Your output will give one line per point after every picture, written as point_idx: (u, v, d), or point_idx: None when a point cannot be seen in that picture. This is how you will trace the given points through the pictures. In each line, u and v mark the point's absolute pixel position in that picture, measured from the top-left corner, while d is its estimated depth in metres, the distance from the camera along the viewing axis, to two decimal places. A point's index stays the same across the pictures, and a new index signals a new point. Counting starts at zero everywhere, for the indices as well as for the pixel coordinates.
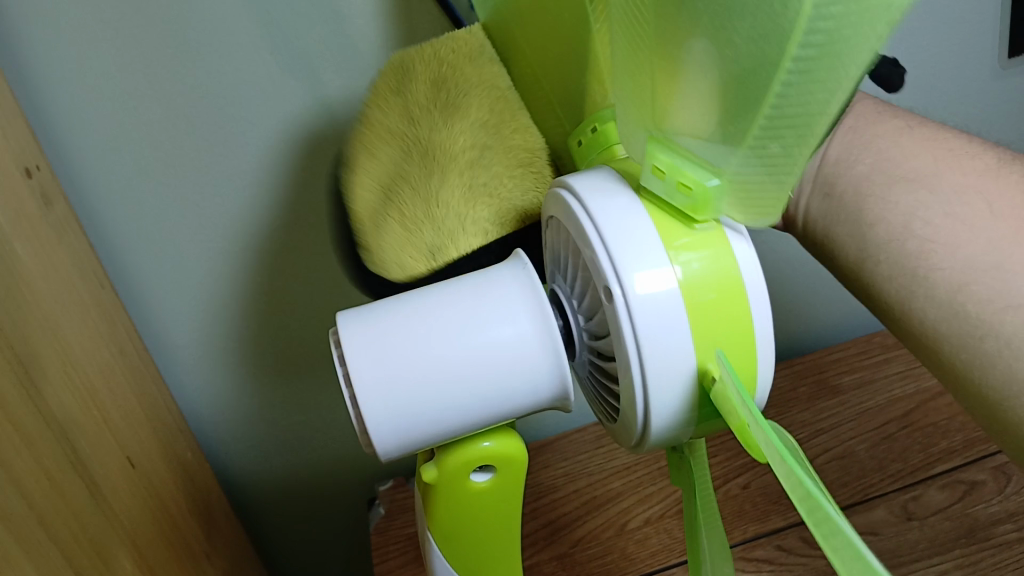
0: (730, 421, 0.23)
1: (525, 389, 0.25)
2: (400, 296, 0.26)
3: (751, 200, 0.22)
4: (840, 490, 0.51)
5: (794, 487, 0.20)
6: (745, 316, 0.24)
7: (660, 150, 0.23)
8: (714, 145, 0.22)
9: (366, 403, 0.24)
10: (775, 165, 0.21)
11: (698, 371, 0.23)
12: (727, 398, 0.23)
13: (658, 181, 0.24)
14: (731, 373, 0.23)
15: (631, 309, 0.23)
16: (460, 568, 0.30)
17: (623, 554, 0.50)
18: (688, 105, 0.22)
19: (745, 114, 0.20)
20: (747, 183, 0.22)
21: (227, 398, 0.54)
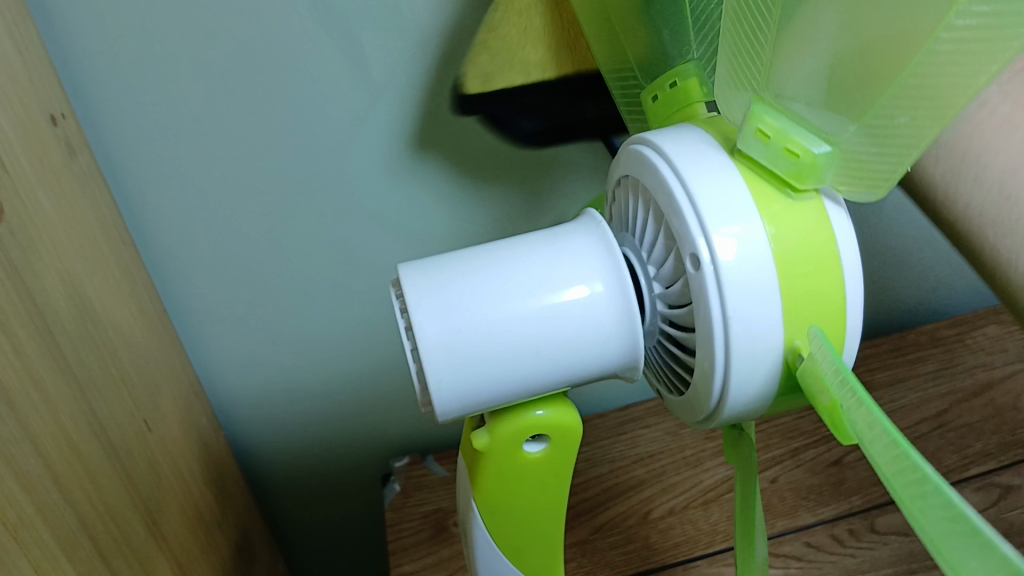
0: (819, 402, 0.22)
1: (593, 352, 0.24)
2: (467, 250, 0.25)
3: (862, 172, 0.22)
4: (873, 488, 0.50)
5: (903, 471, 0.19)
6: (839, 286, 0.23)
7: (765, 112, 0.23)
8: (830, 111, 0.22)
9: (431, 360, 0.22)
10: (894, 142, 0.21)
11: (788, 349, 0.23)
12: (818, 378, 0.22)
13: (760, 144, 0.23)
14: (829, 352, 0.22)
15: (721, 276, 0.22)
16: (501, 542, 0.28)
17: (646, 544, 0.48)
18: (806, 70, 0.22)
19: (878, 78, 0.20)
20: (862, 155, 0.22)
21: (245, 365, 0.53)
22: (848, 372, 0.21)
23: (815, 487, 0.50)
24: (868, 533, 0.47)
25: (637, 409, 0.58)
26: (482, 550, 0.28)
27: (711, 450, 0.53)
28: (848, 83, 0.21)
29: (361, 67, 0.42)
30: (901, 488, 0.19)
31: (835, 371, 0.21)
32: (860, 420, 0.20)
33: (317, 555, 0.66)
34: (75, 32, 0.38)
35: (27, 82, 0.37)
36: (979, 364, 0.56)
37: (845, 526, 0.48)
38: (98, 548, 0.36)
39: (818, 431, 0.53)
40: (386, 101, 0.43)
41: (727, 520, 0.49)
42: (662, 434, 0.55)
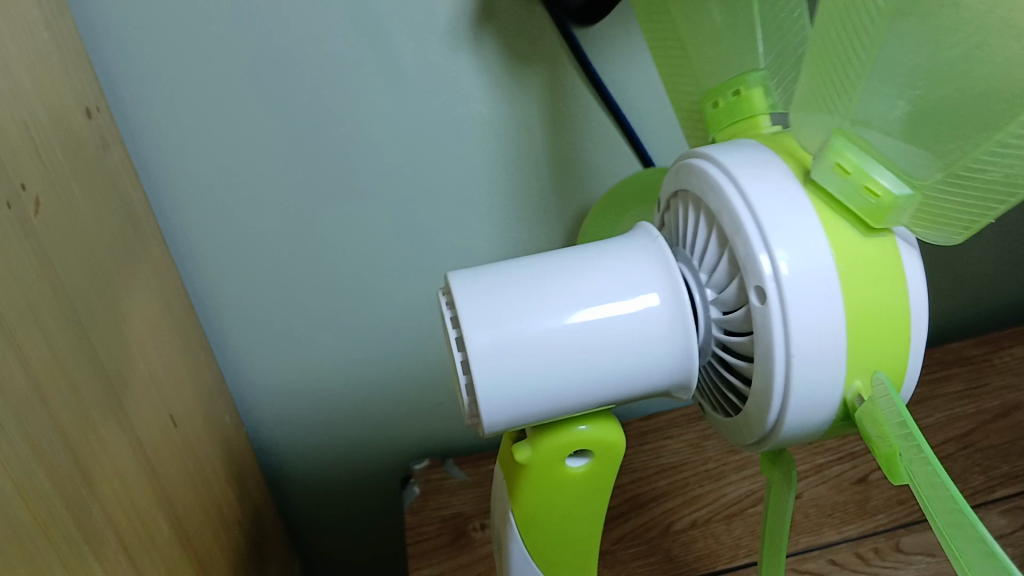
0: (876, 444, 0.22)
1: (643, 368, 0.24)
2: (520, 259, 0.25)
3: (943, 215, 0.22)
4: (898, 507, 0.49)
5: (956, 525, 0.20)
6: (903, 326, 0.23)
7: (845, 146, 0.22)
8: (915, 156, 0.22)
9: (481, 373, 0.23)
10: (982, 192, 0.21)
11: (846, 390, 0.23)
12: (878, 421, 0.22)
13: (837, 178, 0.22)
14: (889, 392, 0.22)
15: (788, 313, 0.22)
16: (537, 556, 0.28)
17: (669, 556, 0.48)
18: (892, 114, 0.22)
19: (974, 136, 0.20)
20: (945, 201, 0.22)
21: (270, 364, 0.53)
22: (907, 418, 0.21)
23: (840, 505, 0.50)
24: (893, 553, 0.46)
25: (659, 419, 0.57)
26: (517, 564, 0.28)
27: (734, 464, 0.53)
28: (931, 140, 0.21)
29: (395, 68, 0.42)
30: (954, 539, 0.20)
31: (894, 414, 0.21)
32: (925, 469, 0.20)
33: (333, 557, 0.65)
34: (114, 25, 0.38)
35: (64, 74, 0.36)
36: (1006, 385, 0.56)
37: (870, 545, 0.47)
38: (124, 545, 0.35)
39: (843, 448, 0.53)
40: (422, 103, 0.43)
41: (750, 535, 0.49)
42: (684, 446, 0.55)
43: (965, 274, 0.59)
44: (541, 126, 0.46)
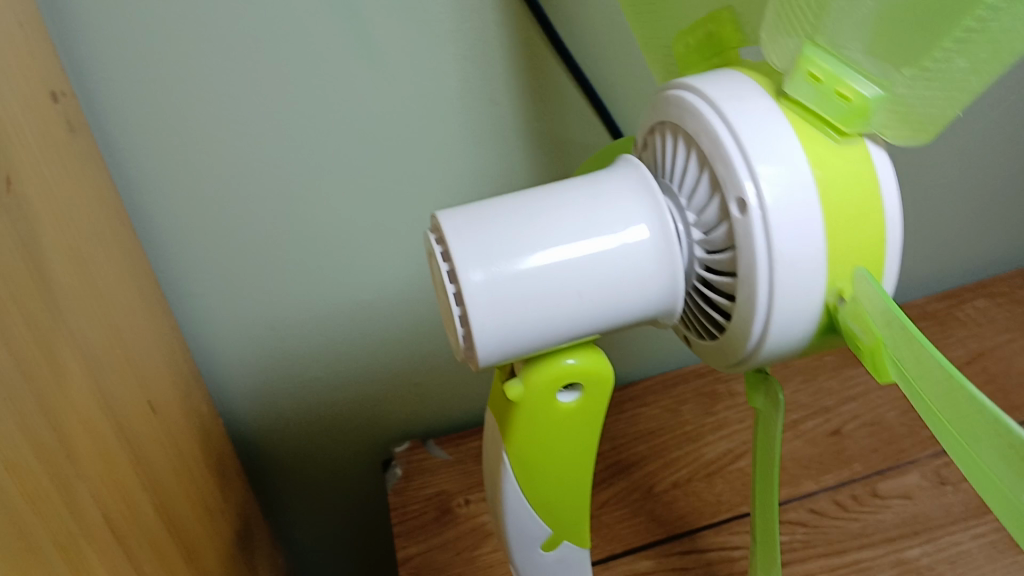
0: (860, 342, 0.23)
1: (631, 295, 0.25)
2: (506, 195, 0.25)
3: (912, 116, 0.22)
4: (873, 455, 0.50)
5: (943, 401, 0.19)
6: (879, 234, 0.23)
7: (816, 54, 0.23)
8: (880, 57, 0.21)
9: (474, 305, 0.23)
10: (947, 86, 0.20)
11: (829, 292, 0.24)
12: (863, 317, 0.22)
13: (811, 88, 0.23)
14: (871, 288, 0.22)
15: (768, 222, 0.23)
16: (532, 496, 0.28)
17: (653, 517, 0.49)
18: (855, 17, 0.21)
19: (933, 29, 0.19)
20: (913, 100, 0.21)
21: (247, 355, 0.52)
22: (892, 306, 0.21)
23: (817, 457, 0.51)
24: (871, 498, 0.48)
25: (637, 387, 0.58)
26: (512, 505, 0.28)
27: (711, 427, 0.54)
28: (897, 35, 0.20)
29: (363, 44, 0.42)
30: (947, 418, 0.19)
31: (878, 307, 0.22)
32: (904, 351, 0.20)
33: (316, 547, 0.65)
34: (77, 7, 0.38)
35: (29, 57, 0.36)
36: (971, 335, 0.57)
37: (848, 493, 0.48)
38: (112, 524, 0.35)
39: (816, 404, 0.54)
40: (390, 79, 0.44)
41: (731, 491, 0.49)
42: (662, 411, 0.56)
43: (928, 230, 0.60)
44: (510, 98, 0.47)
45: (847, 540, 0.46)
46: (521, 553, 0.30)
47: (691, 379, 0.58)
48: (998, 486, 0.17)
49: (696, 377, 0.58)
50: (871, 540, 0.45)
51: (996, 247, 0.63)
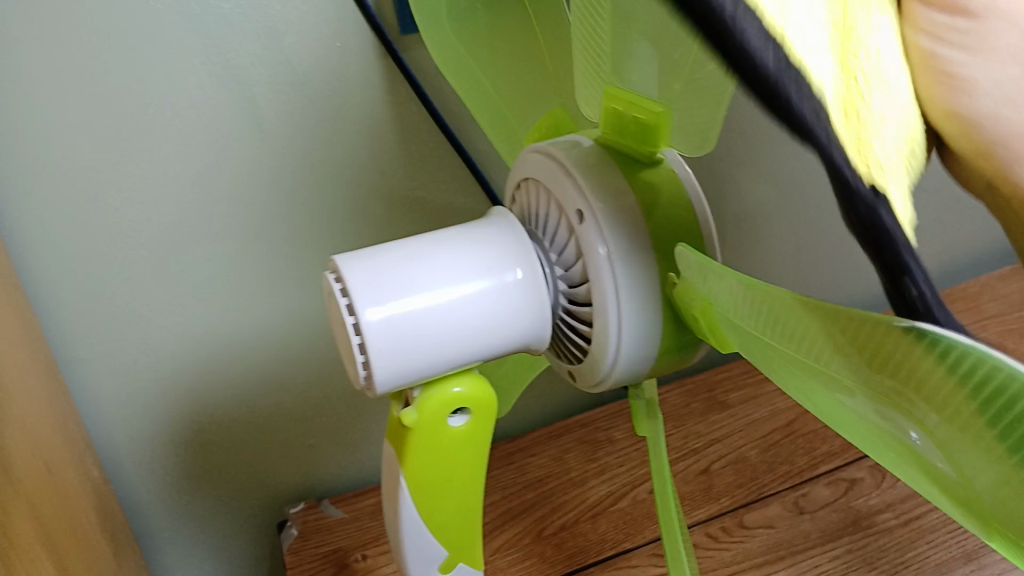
0: (693, 310, 0.26)
1: (509, 326, 0.28)
2: (394, 242, 0.29)
3: (691, 133, 0.26)
4: (737, 490, 0.55)
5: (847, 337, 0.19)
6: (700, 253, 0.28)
7: (613, 94, 0.27)
8: (651, 91, 0.25)
9: (374, 337, 0.26)
10: (701, 113, 0.24)
11: (664, 287, 0.27)
12: (689, 290, 0.26)
13: (619, 122, 0.28)
14: (691, 255, 0.26)
15: (611, 256, 0.27)
16: (427, 518, 0.31)
17: (542, 558, 0.52)
18: (624, 66, 0.25)
19: (667, 77, 0.23)
20: (685, 122, 0.25)
21: (138, 428, 0.53)
22: (701, 267, 0.25)
23: (689, 494, 0.55)
24: (738, 529, 0.52)
25: (522, 441, 0.62)
26: (409, 529, 0.31)
27: (593, 471, 0.58)
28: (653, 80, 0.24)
29: (254, 115, 0.47)
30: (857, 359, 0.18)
31: (694, 274, 0.26)
32: (745, 300, 0.23)
33: None
34: None
35: None
36: None
37: (717, 525, 0.53)
38: None
39: (686, 446, 0.59)
40: (282, 149, 0.48)
41: (613, 530, 0.53)
42: (548, 460, 0.60)
43: None
44: (395, 165, 0.52)
45: (719, 567, 0.50)
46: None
47: (573, 430, 0.62)
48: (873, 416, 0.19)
49: (579, 427, 0.63)
50: (740, 565, 0.49)
51: None
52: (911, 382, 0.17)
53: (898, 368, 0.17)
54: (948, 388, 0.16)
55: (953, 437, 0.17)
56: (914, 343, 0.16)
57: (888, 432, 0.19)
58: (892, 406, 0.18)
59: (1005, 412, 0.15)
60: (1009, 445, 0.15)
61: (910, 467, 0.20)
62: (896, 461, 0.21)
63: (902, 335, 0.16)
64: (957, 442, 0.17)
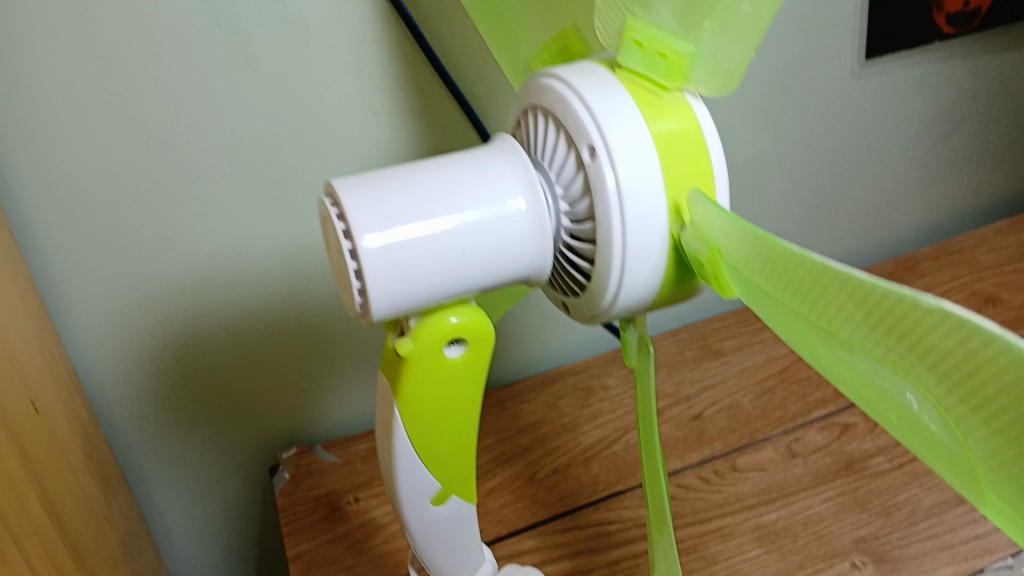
0: (698, 250, 0.25)
1: (509, 259, 0.27)
2: (393, 167, 0.27)
3: (720, 68, 0.26)
4: (730, 434, 0.55)
5: (854, 297, 0.19)
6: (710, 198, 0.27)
7: (638, 24, 0.27)
8: (687, 16, 0.25)
9: (370, 264, 0.25)
10: (741, 31, 0.25)
11: (671, 229, 0.26)
12: (700, 227, 0.25)
13: (638, 53, 0.27)
14: (707, 204, 0.25)
15: (623, 200, 0.25)
16: (421, 448, 0.31)
17: (535, 499, 0.52)
18: None
19: None
20: (718, 51, 0.26)
21: (131, 370, 0.52)
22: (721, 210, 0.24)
23: (682, 438, 0.55)
24: (730, 472, 0.52)
25: (516, 388, 0.62)
26: (402, 460, 0.31)
27: (587, 417, 0.58)
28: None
29: (246, 54, 0.46)
30: (866, 318, 0.19)
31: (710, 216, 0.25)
32: (755, 256, 0.23)
33: None
34: None
35: None
36: None
37: (710, 468, 0.53)
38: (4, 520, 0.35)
39: (679, 392, 0.59)
40: (274, 90, 0.47)
41: (605, 472, 0.53)
42: (542, 406, 0.60)
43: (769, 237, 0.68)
44: (391, 108, 0.50)
45: (710, 508, 0.50)
46: (412, 510, 0.32)
47: (567, 377, 0.62)
48: (875, 376, 0.19)
49: (571, 373, 0.63)
50: (731, 506, 0.50)
51: (828, 251, 0.71)
52: (937, 369, 0.17)
53: (928, 349, 0.17)
54: (975, 381, 0.16)
55: (971, 429, 0.17)
56: (941, 320, 0.16)
57: (902, 408, 0.19)
58: (895, 370, 0.18)
59: (1004, 390, 0.15)
60: (1000, 423, 0.16)
61: (911, 436, 0.20)
62: (897, 431, 0.21)
63: (939, 325, 0.16)
64: (950, 408, 0.17)
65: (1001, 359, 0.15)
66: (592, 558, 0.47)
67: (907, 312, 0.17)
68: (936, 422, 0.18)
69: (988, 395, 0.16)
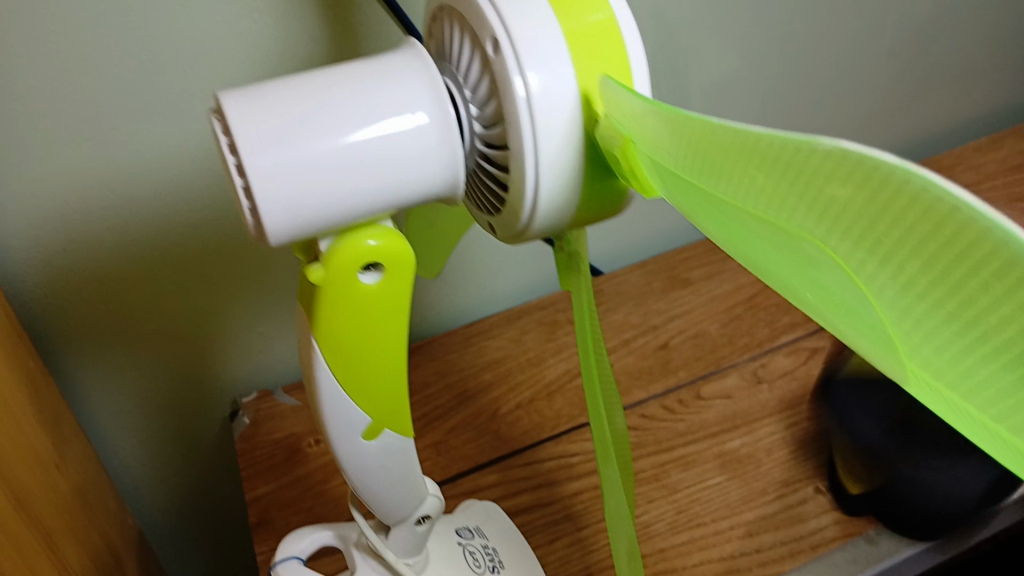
0: (613, 149, 0.24)
1: (415, 174, 0.26)
2: (289, 76, 0.25)
3: None
4: (696, 363, 0.54)
5: (780, 164, 0.17)
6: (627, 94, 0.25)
7: None
8: None
9: (259, 183, 0.23)
10: None
11: (586, 130, 0.25)
12: (614, 125, 0.24)
13: None
14: (617, 92, 0.23)
15: (531, 102, 0.24)
16: (345, 381, 0.29)
17: (498, 435, 0.51)
18: None
19: None
20: None
21: (78, 323, 0.48)
22: (636, 103, 0.22)
23: (647, 368, 0.54)
24: (694, 400, 0.51)
25: (480, 324, 0.60)
26: (326, 394, 0.29)
27: (551, 351, 0.57)
28: None
29: None
30: (794, 184, 0.17)
31: (621, 112, 0.23)
32: (674, 136, 0.21)
33: (174, 533, 0.62)
34: None
35: None
36: None
37: (675, 397, 0.52)
38: None
39: (646, 322, 0.58)
40: None
41: (569, 406, 0.53)
42: (506, 342, 0.58)
43: None
44: None
45: (673, 437, 0.49)
46: (343, 442, 0.31)
47: (533, 312, 0.61)
48: (795, 251, 0.18)
49: (537, 308, 0.61)
50: (695, 435, 0.49)
51: None
52: (848, 221, 0.16)
53: (859, 216, 0.16)
54: (889, 224, 0.15)
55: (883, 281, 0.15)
56: (885, 180, 0.15)
57: (811, 281, 0.18)
58: (816, 243, 0.17)
59: (952, 260, 0.14)
60: (942, 297, 0.14)
61: (822, 317, 0.19)
62: (809, 313, 0.19)
63: (853, 167, 0.15)
64: (875, 282, 0.16)
65: (954, 223, 0.14)
66: (552, 491, 0.47)
67: (842, 174, 0.16)
68: (854, 300, 0.17)
69: (929, 266, 0.14)
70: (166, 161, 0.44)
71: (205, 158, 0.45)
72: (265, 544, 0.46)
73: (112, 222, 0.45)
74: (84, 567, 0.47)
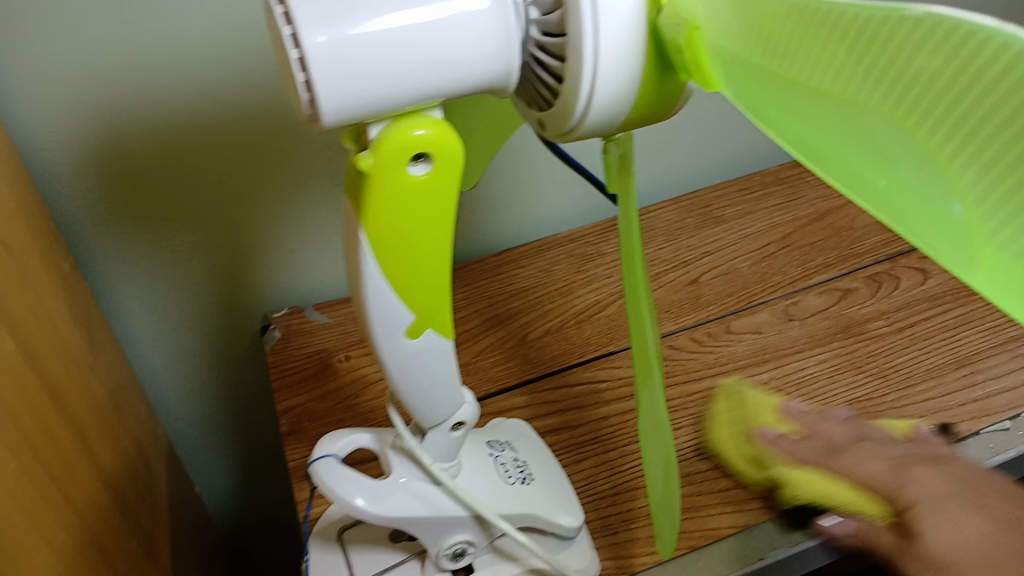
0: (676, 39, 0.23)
1: (470, 60, 0.25)
2: None
3: None
4: (726, 299, 0.54)
5: (858, 39, 0.17)
6: None
7: None
8: None
9: (315, 57, 0.23)
10: None
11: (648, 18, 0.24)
12: (678, 12, 0.23)
13: None
14: None
15: None
16: (389, 276, 0.29)
17: (526, 359, 0.51)
18: None
19: None
20: None
21: (112, 226, 0.48)
22: None
23: (677, 302, 0.54)
24: (724, 334, 0.51)
25: (511, 253, 0.60)
26: (371, 286, 0.29)
27: (581, 282, 0.57)
28: None
29: None
30: (871, 60, 0.16)
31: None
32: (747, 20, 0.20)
33: (202, 445, 0.64)
34: None
35: None
36: (819, 196, 0.63)
37: (704, 330, 0.52)
38: None
39: (677, 258, 0.58)
40: None
41: (597, 334, 0.53)
42: (536, 271, 0.58)
43: None
44: None
45: (702, 368, 0.49)
46: (385, 340, 0.31)
47: (563, 244, 0.61)
48: (866, 134, 0.17)
49: (567, 240, 0.61)
50: (723, 367, 0.49)
51: None
52: (931, 92, 0.15)
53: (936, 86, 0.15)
54: (962, 93, 0.14)
55: (962, 159, 0.15)
56: (964, 43, 0.14)
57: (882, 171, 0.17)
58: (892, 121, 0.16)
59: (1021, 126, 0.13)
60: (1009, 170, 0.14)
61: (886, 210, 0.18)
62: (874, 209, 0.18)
63: (940, 34, 0.14)
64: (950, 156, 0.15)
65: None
66: (580, 414, 0.47)
67: (920, 43, 0.15)
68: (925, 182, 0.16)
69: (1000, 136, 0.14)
70: (208, 67, 0.44)
71: (244, 65, 0.45)
72: (296, 451, 0.47)
73: (151, 124, 0.45)
74: (118, 467, 0.47)
